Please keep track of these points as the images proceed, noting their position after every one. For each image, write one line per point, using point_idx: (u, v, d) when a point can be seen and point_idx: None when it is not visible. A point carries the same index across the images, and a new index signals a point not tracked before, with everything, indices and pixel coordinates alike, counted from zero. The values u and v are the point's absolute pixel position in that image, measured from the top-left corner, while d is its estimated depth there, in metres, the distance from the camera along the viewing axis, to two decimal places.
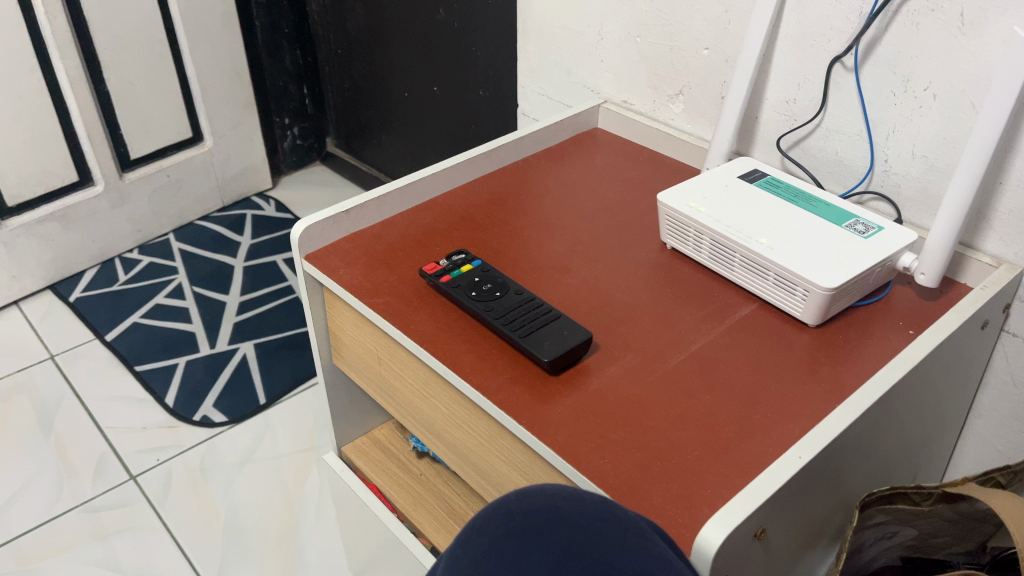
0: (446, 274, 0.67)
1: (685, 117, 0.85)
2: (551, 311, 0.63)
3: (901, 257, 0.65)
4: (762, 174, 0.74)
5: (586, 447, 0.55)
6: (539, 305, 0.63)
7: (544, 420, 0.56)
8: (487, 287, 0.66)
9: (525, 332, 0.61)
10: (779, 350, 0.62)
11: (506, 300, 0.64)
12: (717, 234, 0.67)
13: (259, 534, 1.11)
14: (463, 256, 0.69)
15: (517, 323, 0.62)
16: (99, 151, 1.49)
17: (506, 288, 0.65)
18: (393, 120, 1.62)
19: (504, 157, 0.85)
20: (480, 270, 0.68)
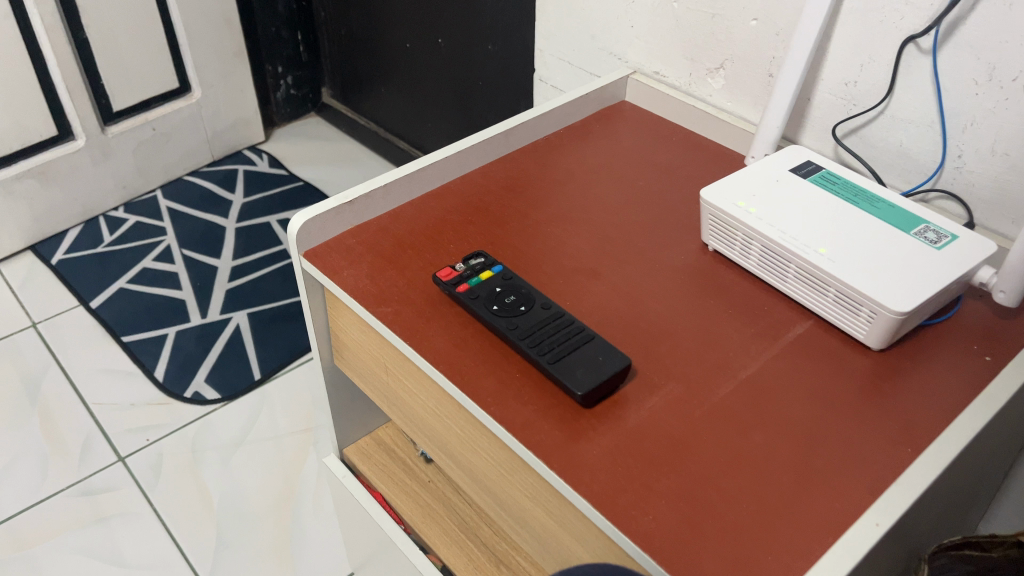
0: (464, 283, 0.59)
1: (725, 93, 0.76)
2: (584, 332, 0.56)
3: (977, 272, 0.58)
4: (816, 166, 0.66)
5: (629, 498, 0.48)
6: (570, 324, 0.56)
7: (577, 465, 0.50)
8: (510, 298, 0.58)
9: (555, 357, 0.54)
10: (838, 378, 0.55)
11: (532, 317, 0.57)
12: (769, 241, 0.59)
13: (254, 522, 1.05)
14: (483, 259, 0.62)
15: (545, 346, 0.55)
16: (80, 104, 1.39)
17: (531, 300, 0.58)
18: (393, 72, 1.52)
19: (522, 137, 0.76)
20: (501, 278, 0.60)
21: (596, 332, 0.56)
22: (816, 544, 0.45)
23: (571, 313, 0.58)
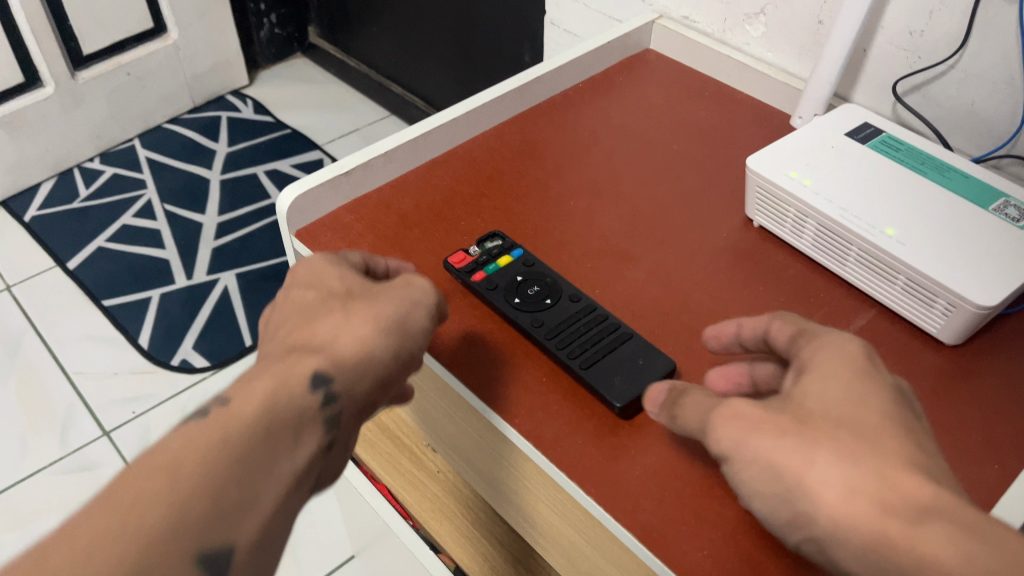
0: (481, 272, 0.52)
1: (765, 43, 0.68)
2: (618, 331, 0.49)
3: None
4: (875, 129, 0.58)
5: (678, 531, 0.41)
6: (603, 321, 0.49)
7: (618, 489, 0.43)
8: (533, 290, 0.51)
9: (588, 362, 0.47)
10: (910, 380, 0.48)
11: (558, 312, 0.50)
12: (827, 218, 0.52)
13: None
14: (501, 242, 0.55)
15: (577, 348, 0.48)
16: (48, 49, 1.28)
17: (557, 292, 0.51)
18: (386, 10, 1.42)
19: (538, 93, 0.68)
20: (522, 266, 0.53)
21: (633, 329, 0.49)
22: None
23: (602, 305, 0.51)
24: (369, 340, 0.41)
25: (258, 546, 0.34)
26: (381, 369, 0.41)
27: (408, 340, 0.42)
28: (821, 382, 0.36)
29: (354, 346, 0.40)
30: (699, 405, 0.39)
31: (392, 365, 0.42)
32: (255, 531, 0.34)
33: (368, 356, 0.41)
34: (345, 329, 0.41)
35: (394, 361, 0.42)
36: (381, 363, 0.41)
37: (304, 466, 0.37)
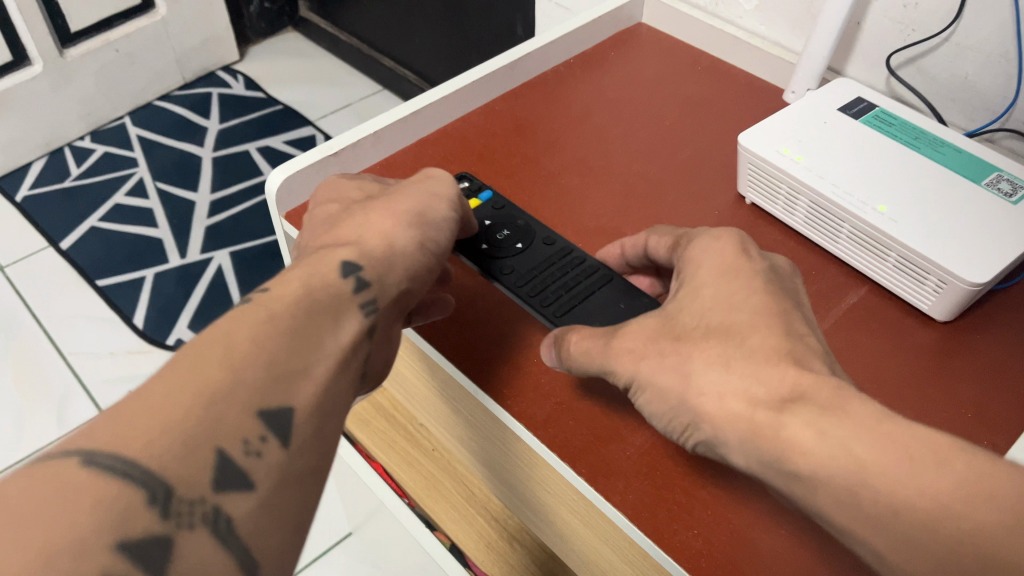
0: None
1: (759, 16, 0.67)
2: (592, 276, 0.48)
3: None
4: (868, 104, 0.58)
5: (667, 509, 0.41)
6: (576, 266, 0.48)
7: (609, 468, 0.43)
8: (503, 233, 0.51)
9: (561, 310, 0.46)
10: (901, 356, 0.48)
11: (524, 256, 0.49)
12: (819, 196, 0.52)
13: None
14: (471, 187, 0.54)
15: (545, 293, 0.47)
16: (33, 26, 1.26)
17: (530, 239, 0.50)
18: None
19: (529, 69, 0.67)
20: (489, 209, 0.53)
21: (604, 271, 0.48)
22: None
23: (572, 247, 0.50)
24: (405, 234, 0.43)
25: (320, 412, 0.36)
26: (409, 257, 0.43)
27: (430, 230, 0.44)
28: (692, 284, 0.40)
29: (393, 242, 0.43)
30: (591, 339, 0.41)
31: (419, 250, 0.43)
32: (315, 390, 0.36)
33: (408, 248, 0.43)
34: (385, 225, 0.43)
35: (422, 249, 0.43)
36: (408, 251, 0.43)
37: (357, 344, 0.39)
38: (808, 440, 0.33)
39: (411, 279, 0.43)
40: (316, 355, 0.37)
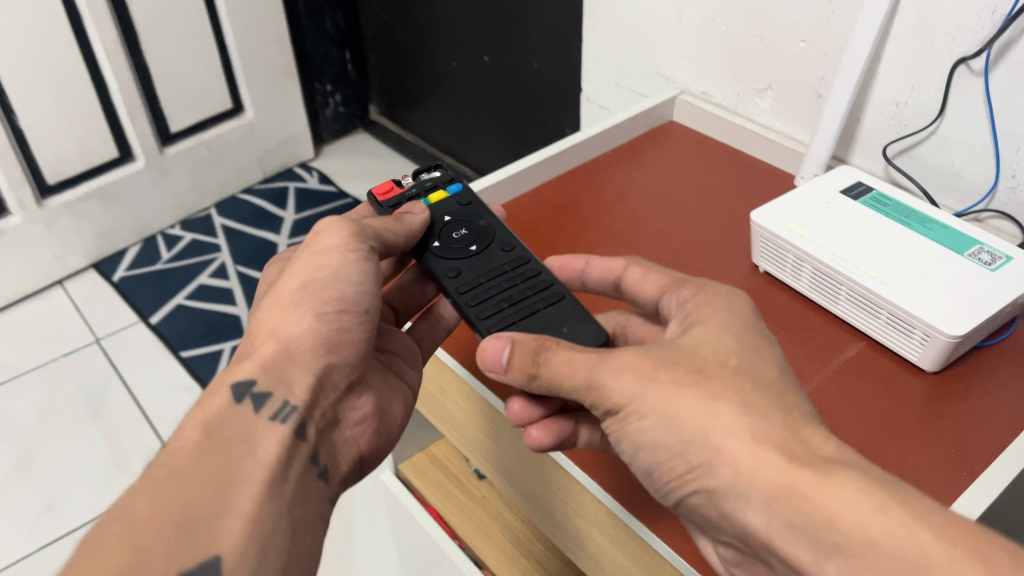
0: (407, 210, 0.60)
1: (774, 114, 0.77)
2: (532, 293, 0.54)
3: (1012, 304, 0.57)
4: (866, 188, 0.67)
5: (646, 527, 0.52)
6: (523, 281, 0.55)
7: None
8: (459, 233, 0.59)
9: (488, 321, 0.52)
10: (891, 400, 0.55)
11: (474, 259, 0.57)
12: (819, 263, 0.60)
13: None
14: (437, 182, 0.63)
15: (481, 302, 0.54)
16: (139, 125, 1.44)
17: (487, 247, 0.57)
18: (440, 88, 1.55)
19: (573, 159, 0.78)
20: (453, 207, 0.61)
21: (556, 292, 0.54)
22: None
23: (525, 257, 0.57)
24: (298, 319, 0.49)
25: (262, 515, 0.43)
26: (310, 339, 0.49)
27: (323, 301, 0.49)
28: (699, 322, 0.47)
29: (294, 334, 0.49)
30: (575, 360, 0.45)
31: (317, 328, 0.49)
32: (253, 495, 0.44)
33: (305, 329, 0.49)
34: (281, 312, 0.50)
35: (319, 322, 0.49)
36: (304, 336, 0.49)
37: (286, 447, 0.48)
38: (787, 444, 0.41)
39: (315, 354, 0.50)
40: (241, 477, 0.44)
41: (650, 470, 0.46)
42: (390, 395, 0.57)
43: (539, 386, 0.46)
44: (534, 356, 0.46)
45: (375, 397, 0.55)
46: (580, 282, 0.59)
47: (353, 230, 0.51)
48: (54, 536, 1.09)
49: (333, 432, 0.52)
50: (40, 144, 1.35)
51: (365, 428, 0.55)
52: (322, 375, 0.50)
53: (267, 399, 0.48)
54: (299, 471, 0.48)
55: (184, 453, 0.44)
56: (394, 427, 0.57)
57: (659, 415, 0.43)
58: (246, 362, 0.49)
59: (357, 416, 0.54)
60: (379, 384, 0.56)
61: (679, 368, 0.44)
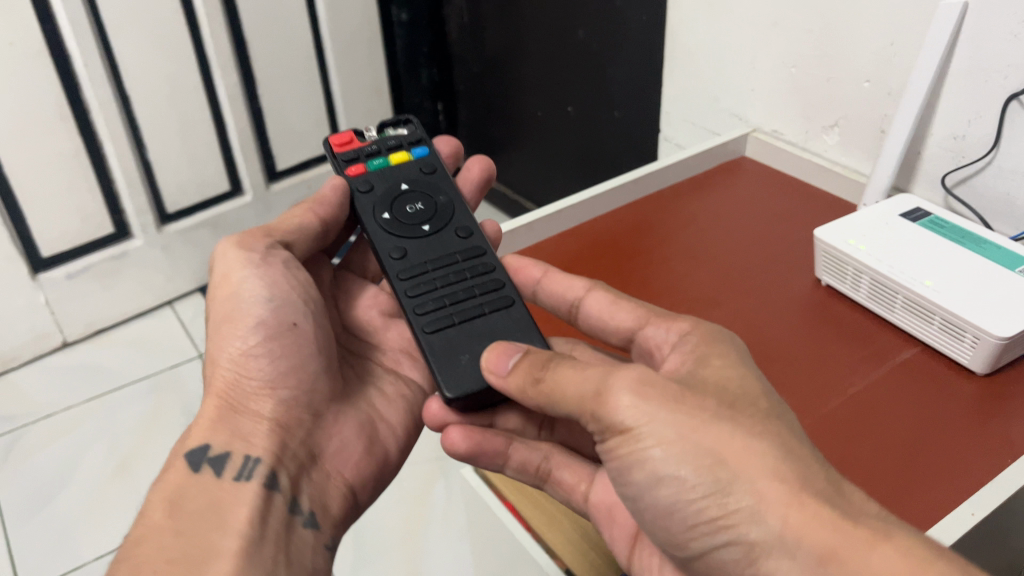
0: (361, 165, 0.72)
1: (840, 148, 0.83)
2: (467, 291, 0.63)
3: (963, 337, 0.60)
4: (925, 212, 0.72)
5: (631, 555, 0.59)
6: (459, 276, 0.64)
7: None
8: (415, 207, 0.68)
9: (422, 314, 0.61)
10: (941, 397, 0.60)
11: (418, 239, 0.67)
12: (877, 273, 0.66)
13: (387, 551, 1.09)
14: (397, 142, 0.74)
15: (418, 289, 0.63)
16: (250, 162, 1.58)
17: (430, 231, 0.67)
18: (525, 137, 1.63)
19: (649, 185, 0.87)
20: (416, 174, 0.72)
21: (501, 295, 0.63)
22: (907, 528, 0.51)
23: (471, 248, 0.67)
24: (227, 368, 0.60)
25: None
26: (240, 375, 0.59)
27: (239, 343, 0.60)
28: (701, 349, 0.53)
29: (231, 385, 0.60)
30: (588, 375, 0.49)
31: (245, 364, 0.59)
32: (227, 571, 0.52)
33: (238, 371, 0.59)
34: (219, 363, 0.60)
35: (245, 359, 0.59)
36: (233, 375, 0.59)
37: (259, 507, 0.56)
38: None
39: (258, 389, 0.59)
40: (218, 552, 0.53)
41: (673, 507, 0.47)
42: (370, 415, 0.65)
43: (539, 392, 0.51)
44: (544, 363, 0.52)
45: (354, 422, 0.64)
46: (533, 290, 0.68)
47: (247, 253, 0.61)
48: None
49: (311, 470, 0.61)
50: (164, 176, 1.49)
51: (351, 451, 0.63)
52: (273, 412, 0.60)
53: (228, 460, 0.58)
54: (280, 523, 0.57)
55: (160, 539, 0.53)
56: (384, 447, 0.65)
57: (685, 444, 0.45)
58: (197, 433, 0.60)
59: (337, 444, 0.63)
60: (355, 415, 0.64)
61: (711, 399, 0.47)
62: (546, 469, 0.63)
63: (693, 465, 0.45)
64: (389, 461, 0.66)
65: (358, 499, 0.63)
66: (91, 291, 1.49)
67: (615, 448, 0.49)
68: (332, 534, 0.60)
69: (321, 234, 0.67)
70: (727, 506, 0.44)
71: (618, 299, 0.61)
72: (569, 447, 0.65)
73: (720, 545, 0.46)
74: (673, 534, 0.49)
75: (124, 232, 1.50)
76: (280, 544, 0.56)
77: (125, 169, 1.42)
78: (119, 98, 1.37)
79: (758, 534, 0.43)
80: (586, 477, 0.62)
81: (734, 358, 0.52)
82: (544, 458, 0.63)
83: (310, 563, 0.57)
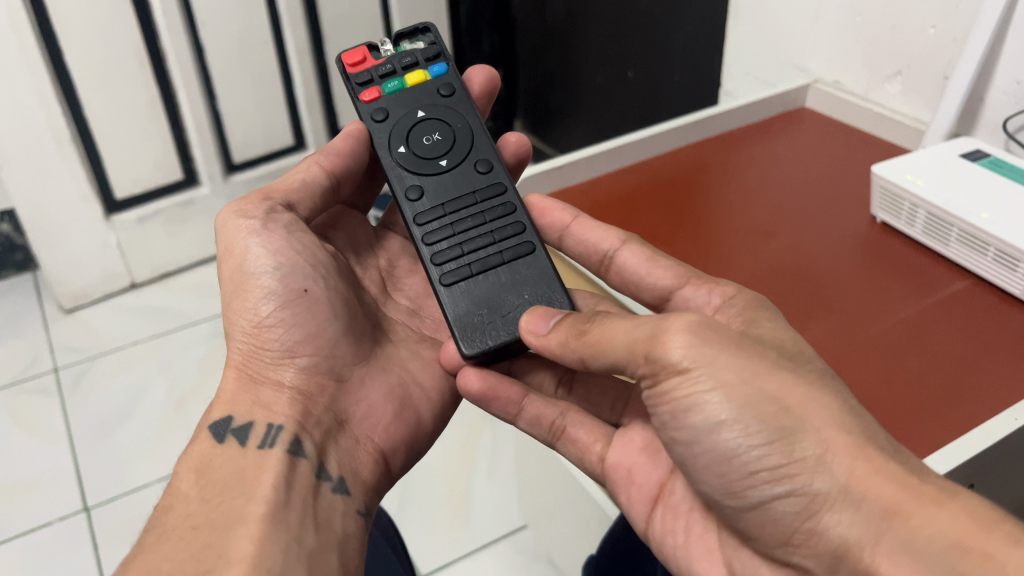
0: (376, 88, 0.68)
1: (902, 98, 0.84)
2: (486, 238, 0.63)
3: (1004, 260, 0.62)
4: (984, 154, 0.72)
5: (650, 519, 0.55)
6: (480, 220, 0.63)
7: None
8: (432, 138, 0.66)
9: (442, 265, 0.61)
10: (991, 322, 0.61)
11: (436, 175, 0.65)
12: (933, 207, 0.67)
13: (433, 490, 1.12)
14: (412, 61, 0.70)
15: (438, 235, 0.63)
16: (314, 119, 1.62)
17: (450, 168, 0.66)
18: (583, 104, 1.62)
19: (710, 129, 0.88)
20: (433, 96, 0.68)
21: (522, 240, 0.63)
22: (951, 434, 0.52)
23: (492, 188, 0.65)
24: (246, 335, 0.60)
25: (265, 550, 0.50)
26: (258, 341, 0.60)
27: (252, 309, 0.60)
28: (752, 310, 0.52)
29: (249, 353, 0.60)
30: (638, 329, 0.46)
31: (260, 330, 0.60)
32: (252, 535, 0.51)
33: (253, 341, 0.60)
34: (235, 335, 0.61)
35: (258, 326, 0.60)
36: (252, 342, 0.60)
37: (283, 473, 0.55)
38: None
39: (277, 358, 0.60)
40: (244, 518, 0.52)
41: (734, 453, 0.43)
42: (403, 378, 0.64)
43: (585, 344, 0.49)
44: (588, 318, 0.51)
45: (382, 385, 0.63)
46: (559, 235, 0.67)
47: (245, 221, 0.60)
48: None
49: (339, 437, 0.60)
50: (232, 127, 1.54)
51: (379, 417, 0.62)
52: (292, 379, 0.60)
53: (252, 430, 0.58)
54: (307, 489, 0.56)
55: (187, 507, 0.53)
56: (417, 411, 0.64)
57: (748, 388, 0.43)
58: (220, 407, 0.60)
59: (364, 409, 0.62)
60: (384, 379, 0.63)
61: (772, 350, 0.46)
62: (561, 424, 0.61)
63: (756, 413, 0.43)
64: (423, 425, 0.65)
65: (390, 466, 0.63)
66: (159, 234, 1.55)
67: (668, 390, 0.45)
68: (366, 502, 0.59)
69: (331, 190, 0.66)
70: (793, 454, 0.42)
71: (654, 257, 0.61)
72: (585, 408, 0.64)
73: (777, 496, 0.43)
74: (727, 484, 0.45)
75: (191, 179, 1.55)
76: (308, 509, 0.55)
77: (196, 118, 1.47)
78: (194, 48, 1.41)
79: (824, 484, 0.41)
80: (602, 438, 0.60)
81: (784, 323, 0.51)
82: (560, 413, 0.61)
83: (341, 527, 0.56)
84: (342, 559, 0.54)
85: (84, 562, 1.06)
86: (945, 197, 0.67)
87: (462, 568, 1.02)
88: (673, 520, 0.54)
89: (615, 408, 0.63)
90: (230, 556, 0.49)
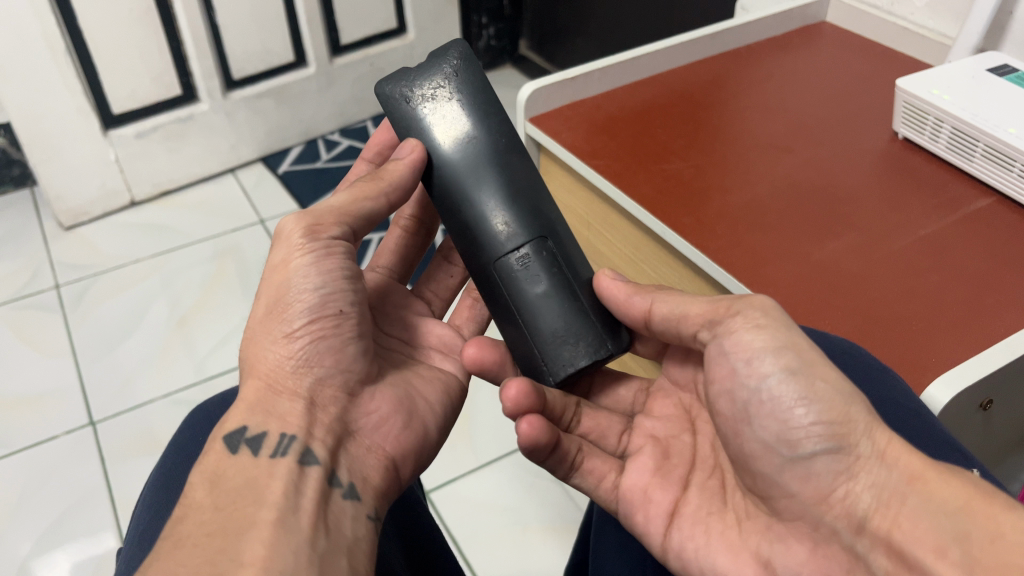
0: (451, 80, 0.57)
1: (928, 12, 0.81)
2: None
3: None
4: (1013, 69, 0.70)
5: (667, 534, 0.52)
6: None
7: (761, 263, 0.60)
8: None
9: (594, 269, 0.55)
10: (1010, 238, 0.60)
11: None
12: (959, 122, 0.65)
13: None
14: None
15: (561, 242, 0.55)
16: (314, 33, 1.57)
17: None
18: (590, 23, 1.58)
19: (727, 42, 0.86)
20: None
21: None
22: (966, 349, 0.51)
23: None
24: (276, 353, 0.53)
25: (276, 558, 0.43)
26: (286, 359, 0.53)
27: (280, 322, 0.53)
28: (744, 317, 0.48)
29: (265, 368, 0.53)
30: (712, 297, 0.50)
31: (296, 350, 0.53)
32: (265, 540, 0.44)
33: (283, 354, 0.53)
34: (262, 350, 0.53)
35: (287, 342, 0.53)
36: (276, 363, 0.53)
37: (293, 476, 0.49)
38: None
39: (297, 369, 0.53)
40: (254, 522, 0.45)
41: (788, 412, 0.44)
42: (410, 389, 0.60)
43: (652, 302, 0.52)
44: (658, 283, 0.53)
45: (390, 396, 0.58)
46: None
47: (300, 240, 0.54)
48: (205, 376, 1.20)
49: (349, 446, 0.54)
50: (231, 41, 1.50)
51: (389, 428, 0.57)
52: (310, 391, 0.54)
53: (263, 438, 0.51)
54: (318, 494, 0.50)
55: (201, 515, 0.45)
56: (424, 423, 0.59)
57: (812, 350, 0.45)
58: (235, 415, 0.52)
59: (374, 421, 0.57)
60: (396, 394, 0.59)
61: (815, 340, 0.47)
62: (580, 461, 0.56)
63: (818, 374, 0.44)
64: (429, 438, 0.60)
65: (400, 474, 0.57)
66: (159, 150, 1.52)
67: None
68: (375, 507, 0.53)
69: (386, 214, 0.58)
70: (846, 418, 0.43)
71: None
72: (594, 442, 0.59)
73: (819, 450, 0.44)
74: (783, 432, 0.45)
75: (190, 95, 1.52)
76: (318, 512, 0.48)
77: (193, 30, 1.43)
78: None
79: (866, 448, 0.43)
80: (616, 466, 0.57)
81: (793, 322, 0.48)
82: (578, 448, 0.56)
83: (350, 532, 0.49)
84: (351, 564, 0.47)
85: (90, 474, 1.07)
86: (972, 112, 0.65)
87: (464, 484, 1.03)
88: (690, 528, 0.51)
89: (621, 439, 0.59)
90: (243, 559, 0.43)
